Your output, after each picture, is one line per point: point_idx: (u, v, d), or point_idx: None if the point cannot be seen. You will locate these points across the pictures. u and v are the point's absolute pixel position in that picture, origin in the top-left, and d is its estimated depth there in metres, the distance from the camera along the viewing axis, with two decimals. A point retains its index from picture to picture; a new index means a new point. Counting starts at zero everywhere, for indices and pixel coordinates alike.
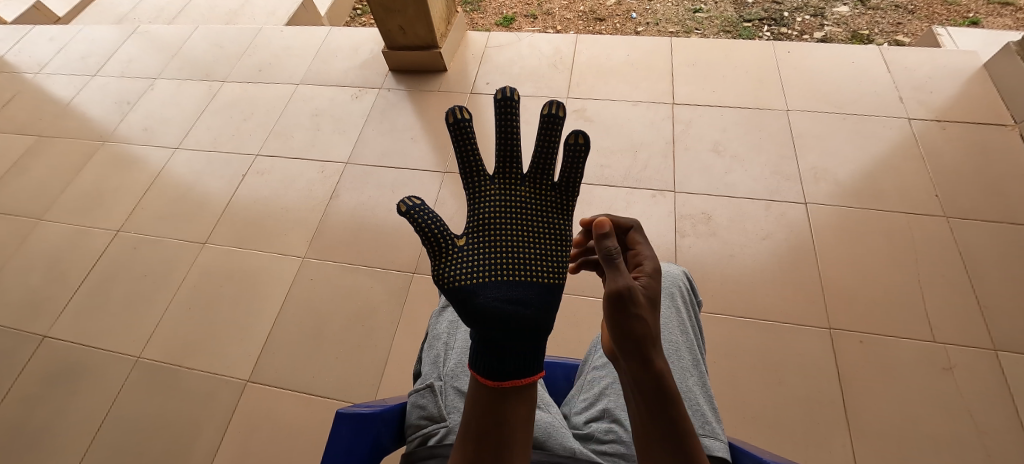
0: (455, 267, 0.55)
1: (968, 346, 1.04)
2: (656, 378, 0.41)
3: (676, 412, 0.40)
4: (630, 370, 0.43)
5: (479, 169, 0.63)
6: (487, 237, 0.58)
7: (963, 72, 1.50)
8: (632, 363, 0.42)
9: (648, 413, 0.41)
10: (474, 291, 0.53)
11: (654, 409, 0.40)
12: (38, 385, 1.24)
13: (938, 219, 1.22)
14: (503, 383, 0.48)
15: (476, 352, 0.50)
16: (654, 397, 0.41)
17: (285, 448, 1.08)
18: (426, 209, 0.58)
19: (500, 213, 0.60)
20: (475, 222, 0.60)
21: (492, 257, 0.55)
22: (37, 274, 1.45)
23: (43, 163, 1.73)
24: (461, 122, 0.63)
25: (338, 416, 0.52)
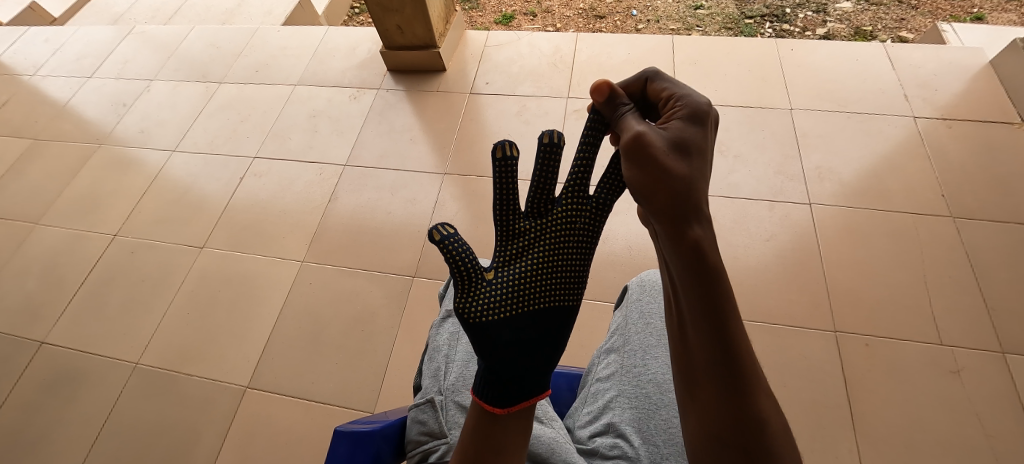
0: (482, 301, 0.53)
1: (976, 349, 1.03)
2: (694, 256, 0.40)
3: (717, 293, 0.39)
4: (668, 247, 0.43)
5: (514, 205, 0.58)
6: (518, 272, 0.55)
7: (969, 69, 1.48)
8: (668, 238, 0.43)
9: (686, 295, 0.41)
10: (497, 328, 0.52)
11: (691, 292, 0.40)
12: (35, 391, 1.23)
13: (945, 219, 1.21)
14: (509, 409, 0.48)
15: (485, 381, 0.50)
16: (693, 279, 0.40)
17: (285, 454, 1.07)
18: (459, 241, 0.55)
19: (529, 250, 0.57)
20: (502, 253, 0.57)
21: (519, 293, 0.54)
22: (33, 279, 1.44)
23: (39, 166, 1.71)
24: (508, 159, 0.56)
25: (337, 432, 0.51)
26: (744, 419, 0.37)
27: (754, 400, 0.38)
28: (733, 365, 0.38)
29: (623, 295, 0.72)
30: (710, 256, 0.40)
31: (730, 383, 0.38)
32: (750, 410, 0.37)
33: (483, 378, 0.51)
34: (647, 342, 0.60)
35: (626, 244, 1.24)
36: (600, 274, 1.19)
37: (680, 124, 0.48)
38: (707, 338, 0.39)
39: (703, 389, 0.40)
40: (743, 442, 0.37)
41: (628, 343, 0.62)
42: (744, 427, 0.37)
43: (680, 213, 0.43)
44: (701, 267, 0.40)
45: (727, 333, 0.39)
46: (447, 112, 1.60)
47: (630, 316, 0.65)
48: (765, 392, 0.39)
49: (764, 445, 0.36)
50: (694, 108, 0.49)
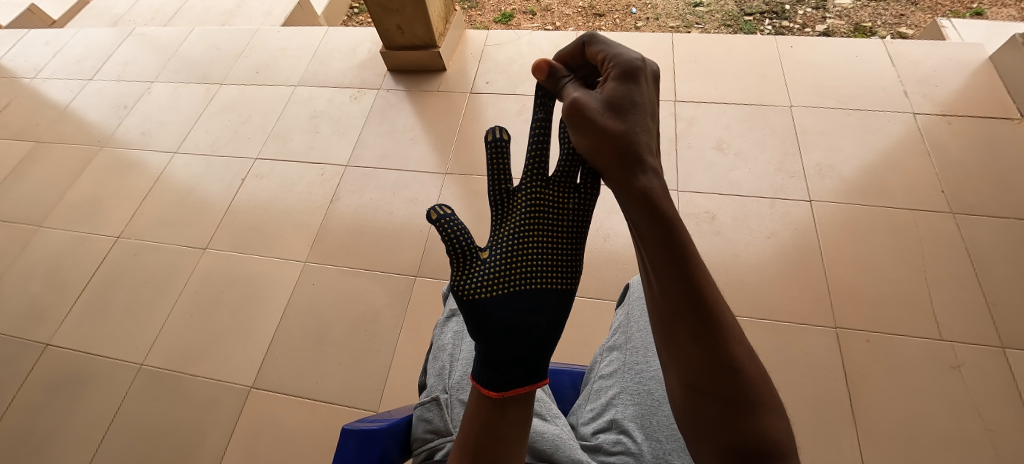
0: (477, 283, 0.54)
1: (976, 344, 1.04)
2: (647, 204, 0.43)
3: (670, 237, 0.41)
4: (625, 202, 0.46)
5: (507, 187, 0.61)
6: (513, 250, 0.57)
7: (969, 65, 1.48)
8: (624, 192, 0.46)
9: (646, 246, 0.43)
10: (495, 308, 0.53)
11: (649, 241, 0.42)
12: (42, 392, 1.24)
13: (945, 215, 1.21)
14: (506, 393, 0.49)
15: (484, 368, 0.51)
16: (649, 228, 0.42)
17: (290, 453, 1.08)
18: (456, 221, 0.57)
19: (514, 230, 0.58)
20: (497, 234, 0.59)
21: (514, 273, 0.55)
22: (37, 281, 1.44)
23: (42, 168, 1.72)
24: (498, 141, 0.61)
25: (344, 431, 0.52)
26: (715, 360, 0.38)
27: (722, 337, 0.39)
28: (700, 305, 0.39)
29: (625, 292, 0.73)
30: (659, 202, 0.43)
31: (696, 322, 0.39)
32: (721, 348, 0.39)
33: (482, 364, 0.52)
34: (648, 340, 0.60)
35: (627, 242, 1.24)
36: (601, 272, 1.20)
37: (617, 83, 0.51)
38: (671, 282, 0.41)
39: (673, 334, 0.41)
40: (715, 380, 0.38)
41: (630, 341, 0.62)
42: (715, 368, 0.38)
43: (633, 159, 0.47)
44: (654, 213, 0.43)
45: (687, 274, 0.40)
46: (448, 112, 1.60)
47: (632, 315, 0.65)
48: (734, 327, 0.40)
49: (737, 380, 0.38)
50: (629, 62, 0.52)
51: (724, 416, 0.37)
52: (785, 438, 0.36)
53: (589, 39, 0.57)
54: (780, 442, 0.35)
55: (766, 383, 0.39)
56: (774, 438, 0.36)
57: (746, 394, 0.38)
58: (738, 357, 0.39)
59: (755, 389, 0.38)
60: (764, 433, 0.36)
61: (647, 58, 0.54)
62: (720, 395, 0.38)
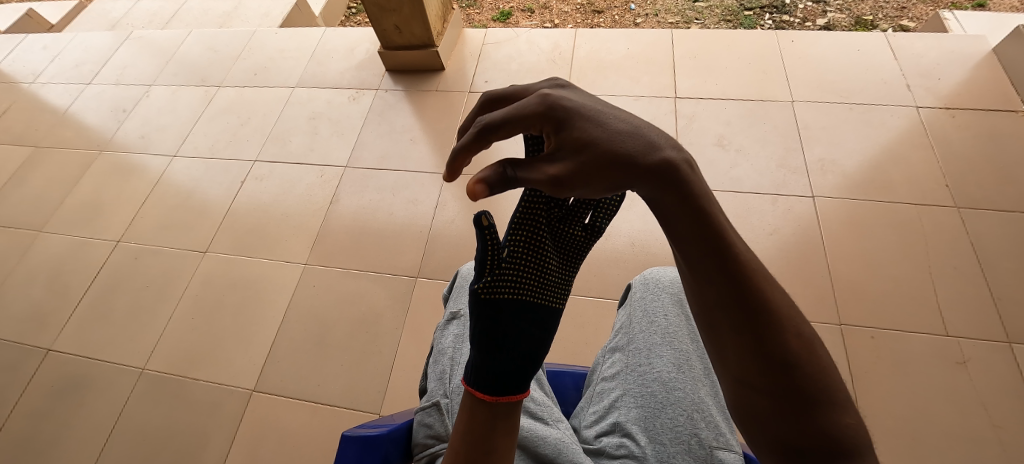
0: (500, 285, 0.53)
1: (982, 339, 1.03)
2: (677, 195, 0.35)
3: (706, 226, 0.34)
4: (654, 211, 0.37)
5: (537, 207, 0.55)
6: (529, 252, 0.54)
7: (971, 57, 1.46)
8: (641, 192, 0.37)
9: (674, 235, 0.36)
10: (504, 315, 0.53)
11: (690, 256, 0.35)
12: (44, 398, 1.24)
13: (949, 209, 1.20)
14: (500, 398, 0.48)
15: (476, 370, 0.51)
16: (679, 219, 0.35)
17: (293, 457, 1.08)
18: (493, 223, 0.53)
19: (541, 248, 0.54)
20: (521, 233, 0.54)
21: (529, 275, 0.54)
22: (39, 286, 1.44)
23: (41, 173, 1.72)
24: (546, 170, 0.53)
25: (345, 437, 0.52)
26: (768, 357, 0.33)
27: (775, 331, 0.33)
28: (755, 320, 0.34)
29: (626, 293, 0.72)
30: (687, 185, 0.35)
31: (743, 320, 0.34)
32: (774, 343, 0.33)
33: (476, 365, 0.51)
34: (651, 341, 0.60)
35: (628, 241, 1.23)
36: (603, 271, 1.19)
37: (559, 140, 0.38)
38: (711, 277, 0.35)
39: (717, 327, 0.36)
40: (771, 378, 0.34)
41: (632, 342, 0.61)
42: (769, 364, 0.33)
43: (645, 181, 0.36)
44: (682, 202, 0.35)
45: (730, 265, 0.34)
46: (447, 112, 1.60)
47: (634, 315, 0.64)
48: (789, 312, 0.34)
49: (794, 382, 0.33)
50: (554, 108, 0.38)
51: (787, 413, 0.34)
52: (853, 433, 0.32)
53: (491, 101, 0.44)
54: (848, 438, 0.32)
55: (828, 371, 0.35)
56: (840, 432, 0.32)
57: (809, 390, 0.33)
58: (793, 347, 0.33)
59: (816, 379, 0.34)
60: (837, 432, 0.32)
61: (546, 92, 0.39)
62: (782, 398, 0.34)
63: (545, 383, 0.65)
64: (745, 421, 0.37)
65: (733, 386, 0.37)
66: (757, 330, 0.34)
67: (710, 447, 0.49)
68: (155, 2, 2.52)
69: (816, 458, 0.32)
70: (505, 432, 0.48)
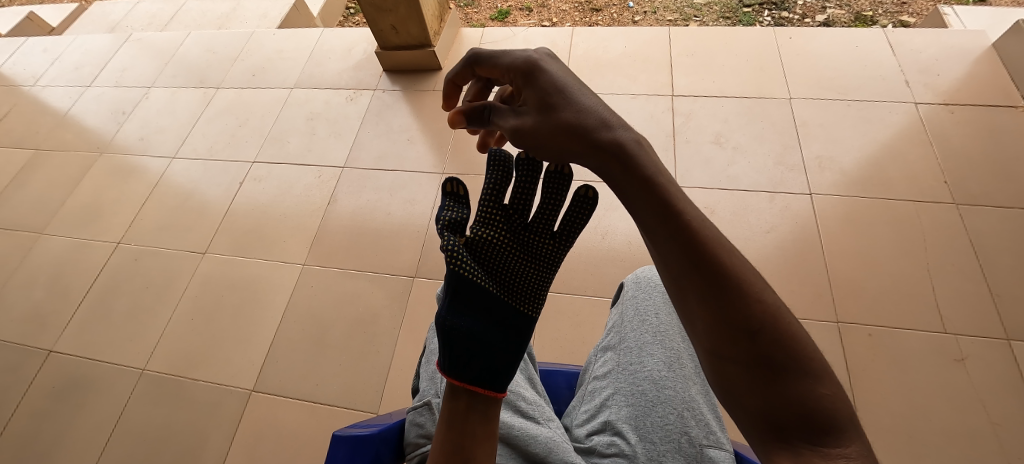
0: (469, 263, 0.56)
1: (980, 336, 1.02)
2: (627, 169, 0.42)
3: (659, 200, 0.40)
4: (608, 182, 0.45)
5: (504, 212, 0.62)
6: (490, 250, 0.59)
7: (971, 53, 1.46)
8: (591, 163, 0.46)
9: (638, 216, 0.41)
10: (473, 315, 0.56)
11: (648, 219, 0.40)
12: (45, 399, 1.25)
13: (947, 206, 1.20)
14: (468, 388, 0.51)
15: (454, 360, 0.53)
16: (636, 198, 0.41)
17: (292, 456, 1.08)
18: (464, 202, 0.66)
19: (504, 252, 0.59)
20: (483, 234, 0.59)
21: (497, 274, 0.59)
22: (41, 288, 1.45)
23: (42, 176, 1.73)
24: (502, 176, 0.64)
25: (335, 437, 0.52)
26: (730, 324, 0.34)
27: (732, 295, 0.34)
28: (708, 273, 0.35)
29: (619, 292, 0.72)
30: (636, 162, 0.42)
31: (700, 281, 0.36)
32: (733, 306, 0.34)
33: (452, 358, 0.53)
34: (643, 340, 0.60)
35: (626, 239, 1.23)
36: (600, 270, 1.19)
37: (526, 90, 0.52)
38: (668, 245, 0.38)
39: (683, 292, 0.37)
40: (735, 340, 0.34)
41: (624, 341, 0.62)
42: (734, 333, 0.34)
43: (589, 152, 0.45)
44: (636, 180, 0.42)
45: (683, 230, 0.37)
46: (444, 111, 1.60)
47: (626, 314, 0.65)
48: (752, 279, 0.35)
49: (757, 341, 0.33)
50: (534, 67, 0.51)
51: (760, 388, 0.33)
52: (827, 404, 0.31)
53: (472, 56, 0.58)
54: (821, 410, 0.31)
55: (802, 341, 0.34)
56: (815, 405, 0.31)
57: (779, 363, 0.33)
58: (756, 314, 0.34)
59: (788, 353, 0.33)
60: (802, 395, 0.32)
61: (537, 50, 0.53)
62: (748, 360, 0.33)
63: (537, 381, 0.65)
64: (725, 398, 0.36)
65: (711, 363, 0.36)
66: (715, 292, 0.35)
67: (701, 445, 0.48)
68: (154, 4, 2.53)
69: (797, 436, 0.31)
70: (485, 434, 0.49)
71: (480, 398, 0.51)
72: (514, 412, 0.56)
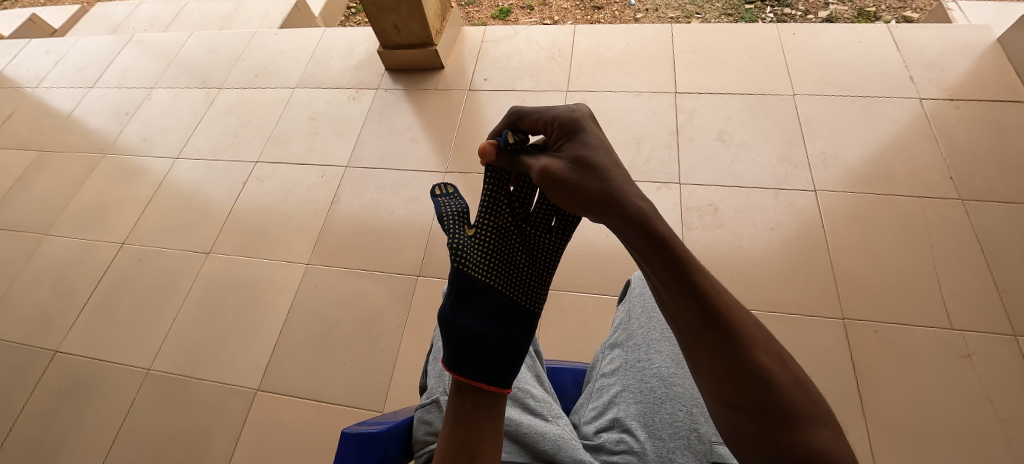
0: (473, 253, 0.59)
1: (987, 332, 1.02)
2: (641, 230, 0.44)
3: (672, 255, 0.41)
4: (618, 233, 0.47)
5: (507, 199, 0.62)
6: (491, 242, 0.61)
7: (976, 48, 1.45)
8: (611, 224, 0.48)
9: (651, 270, 0.42)
10: (473, 311, 0.57)
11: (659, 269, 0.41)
12: (51, 399, 1.26)
13: (953, 202, 1.19)
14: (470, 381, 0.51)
15: (457, 359, 0.53)
16: (647, 251, 0.43)
17: (297, 455, 1.08)
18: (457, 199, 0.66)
19: (500, 248, 0.61)
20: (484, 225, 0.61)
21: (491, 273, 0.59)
22: (46, 289, 1.46)
23: (46, 177, 1.73)
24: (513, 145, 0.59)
25: (344, 435, 0.52)
26: (742, 371, 0.35)
27: (743, 347, 0.36)
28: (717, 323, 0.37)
29: (626, 289, 0.72)
30: (650, 226, 0.44)
31: (715, 335, 0.37)
32: (744, 357, 0.35)
33: (456, 354, 0.53)
34: (651, 337, 0.60)
35: None
36: (604, 267, 1.19)
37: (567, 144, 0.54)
38: (682, 299, 0.39)
39: (696, 345, 0.38)
40: (747, 392, 0.34)
41: (631, 338, 0.61)
42: (746, 380, 0.34)
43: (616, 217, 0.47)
44: (651, 238, 0.43)
45: (696, 288, 0.39)
46: (447, 110, 1.60)
47: (633, 311, 0.64)
48: (758, 333, 0.37)
49: (768, 390, 0.34)
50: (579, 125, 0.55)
51: (772, 431, 0.33)
52: (834, 449, 0.31)
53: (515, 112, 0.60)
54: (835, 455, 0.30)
55: (805, 389, 0.35)
56: (826, 448, 0.31)
57: (786, 408, 0.33)
58: (763, 364, 0.35)
59: (793, 398, 0.34)
60: (812, 449, 0.31)
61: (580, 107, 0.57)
62: (757, 408, 0.34)
63: (544, 379, 0.65)
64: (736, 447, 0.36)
65: (719, 410, 0.36)
66: (729, 346, 0.36)
67: (710, 442, 0.48)
68: (156, 5, 2.53)
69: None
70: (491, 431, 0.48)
71: (483, 396, 0.50)
72: (523, 410, 0.56)
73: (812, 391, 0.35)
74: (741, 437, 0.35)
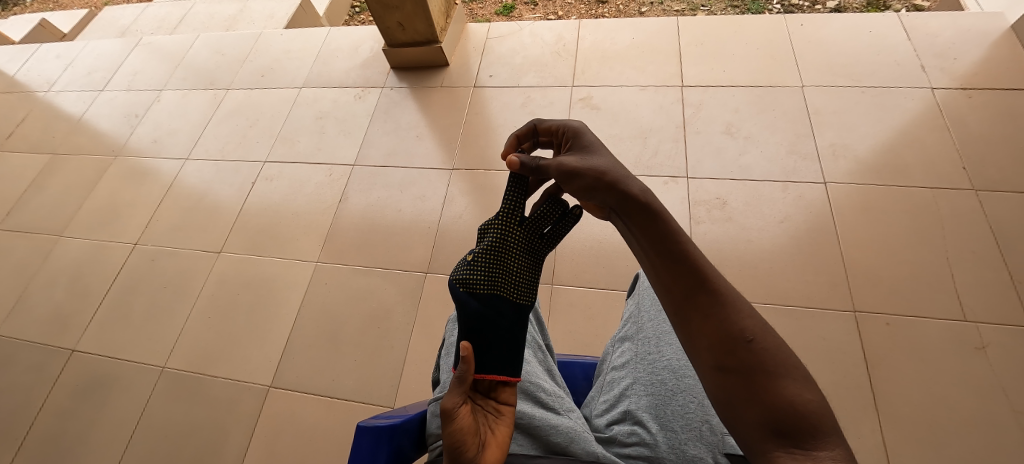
0: (473, 279, 0.59)
1: (1001, 323, 1.01)
2: (638, 205, 0.44)
3: (660, 227, 0.42)
4: (614, 211, 0.46)
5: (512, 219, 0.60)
6: (491, 261, 0.59)
7: (989, 36, 1.42)
8: (609, 203, 0.47)
9: (639, 239, 0.43)
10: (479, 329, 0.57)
11: (647, 236, 0.42)
12: (69, 397, 1.28)
13: (966, 192, 1.18)
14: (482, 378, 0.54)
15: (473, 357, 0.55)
16: (639, 220, 0.43)
17: (310, 451, 1.09)
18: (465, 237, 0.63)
19: (504, 264, 0.59)
20: (488, 250, 0.59)
21: (495, 281, 0.58)
22: (61, 290, 1.48)
23: (60, 179, 1.76)
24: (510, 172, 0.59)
25: (359, 428, 0.53)
26: (728, 334, 0.36)
27: (728, 308, 0.37)
28: (701, 286, 0.38)
29: (634, 285, 0.72)
30: (646, 199, 0.44)
31: (705, 300, 0.38)
32: (730, 321, 0.36)
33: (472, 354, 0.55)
34: (661, 330, 0.60)
35: None
36: (612, 262, 1.19)
37: (574, 150, 0.54)
38: (670, 265, 0.40)
39: (684, 312, 0.38)
40: (733, 354, 0.35)
41: (641, 331, 0.62)
42: (732, 340, 0.35)
43: (614, 192, 0.46)
44: (640, 213, 0.43)
45: (684, 257, 0.40)
46: (453, 107, 1.60)
47: (643, 304, 0.65)
48: (739, 298, 0.38)
49: (753, 354, 0.35)
50: (585, 136, 0.55)
51: (754, 395, 0.34)
52: (816, 410, 0.32)
53: (536, 125, 0.62)
54: (806, 416, 0.32)
55: (786, 355, 0.35)
56: (804, 413, 0.32)
57: (767, 368, 0.34)
58: (747, 328, 0.36)
59: (777, 358, 0.35)
60: (794, 409, 0.32)
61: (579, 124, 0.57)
62: (743, 372, 0.35)
63: (556, 373, 0.65)
64: (724, 412, 0.36)
65: (710, 376, 0.36)
66: (716, 308, 0.37)
67: (722, 433, 0.48)
68: (163, 8, 2.55)
69: (791, 443, 0.32)
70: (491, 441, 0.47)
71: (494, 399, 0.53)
72: (534, 403, 0.56)
73: (791, 356, 0.35)
74: (728, 400, 0.35)
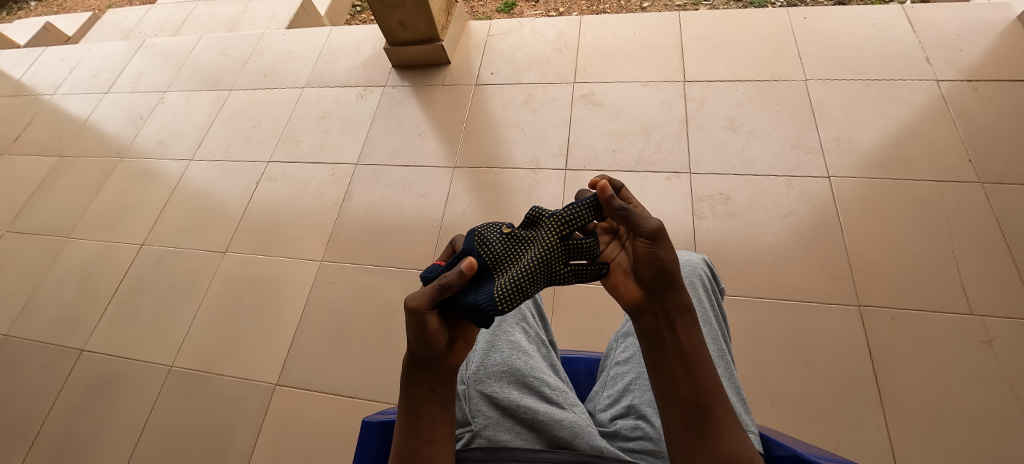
0: (494, 241, 0.51)
1: (1007, 316, 1.00)
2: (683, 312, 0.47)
3: (697, 344, 0.46)
4: (650, 300, 0.47)
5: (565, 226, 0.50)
6: (512, 250, 0.50)
7: (994, 27, 1.41)
8: (651, 296, 0.47)
9: (674, 339, 0.46)
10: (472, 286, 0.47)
11: (684, 343, 0.46)
12: (79, 396, 1.30)
13: (972, 185, 1.17)
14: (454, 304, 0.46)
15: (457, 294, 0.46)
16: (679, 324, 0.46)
17: (316, 448, 1.10)
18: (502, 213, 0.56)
19: (514, 257, 0.50)
20: (520, 233, 0.52)
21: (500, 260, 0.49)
22: (70, 290, 1.50)
23: (67, 181, 1.78)
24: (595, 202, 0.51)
25: (365, 424, 0.53)
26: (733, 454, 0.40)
27: (735, 430, 0.42)
28: (719, 404, 0.44)
29: None
30: (689, 308, 0.47)
31: (720, 416, 0.43)
32: (738, 441, 0.41)
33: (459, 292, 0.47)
34: None
35: None
36: None
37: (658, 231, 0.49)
38: (700, 378, 0.44)
39: (703, 423, 0.43)
40: None
41: None
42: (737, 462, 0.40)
43: (667, 290, 0.46)
44: (684, 325, 0.46)
45: (705, 374, 0.45)
46: (455, 106, 1.60)
47: None
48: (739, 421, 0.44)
49: None
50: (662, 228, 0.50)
51: None
52: None
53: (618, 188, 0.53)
54: None
55: None
56: None
57: None
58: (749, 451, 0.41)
59: None
60: None
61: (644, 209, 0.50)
62: None
63: (559, 368, 0.65)
64: None
65: None
66: (729, 424, 0.43)
67: None
68: (166, 10, 2.57)
69: None
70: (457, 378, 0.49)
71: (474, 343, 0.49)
72: (538, 398, 0.56)
73: None
74: None
